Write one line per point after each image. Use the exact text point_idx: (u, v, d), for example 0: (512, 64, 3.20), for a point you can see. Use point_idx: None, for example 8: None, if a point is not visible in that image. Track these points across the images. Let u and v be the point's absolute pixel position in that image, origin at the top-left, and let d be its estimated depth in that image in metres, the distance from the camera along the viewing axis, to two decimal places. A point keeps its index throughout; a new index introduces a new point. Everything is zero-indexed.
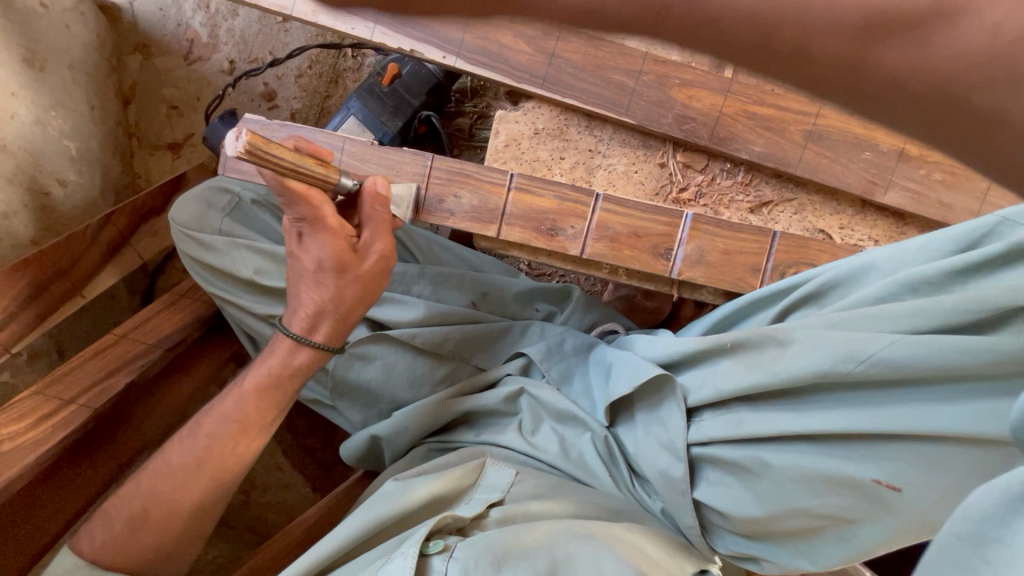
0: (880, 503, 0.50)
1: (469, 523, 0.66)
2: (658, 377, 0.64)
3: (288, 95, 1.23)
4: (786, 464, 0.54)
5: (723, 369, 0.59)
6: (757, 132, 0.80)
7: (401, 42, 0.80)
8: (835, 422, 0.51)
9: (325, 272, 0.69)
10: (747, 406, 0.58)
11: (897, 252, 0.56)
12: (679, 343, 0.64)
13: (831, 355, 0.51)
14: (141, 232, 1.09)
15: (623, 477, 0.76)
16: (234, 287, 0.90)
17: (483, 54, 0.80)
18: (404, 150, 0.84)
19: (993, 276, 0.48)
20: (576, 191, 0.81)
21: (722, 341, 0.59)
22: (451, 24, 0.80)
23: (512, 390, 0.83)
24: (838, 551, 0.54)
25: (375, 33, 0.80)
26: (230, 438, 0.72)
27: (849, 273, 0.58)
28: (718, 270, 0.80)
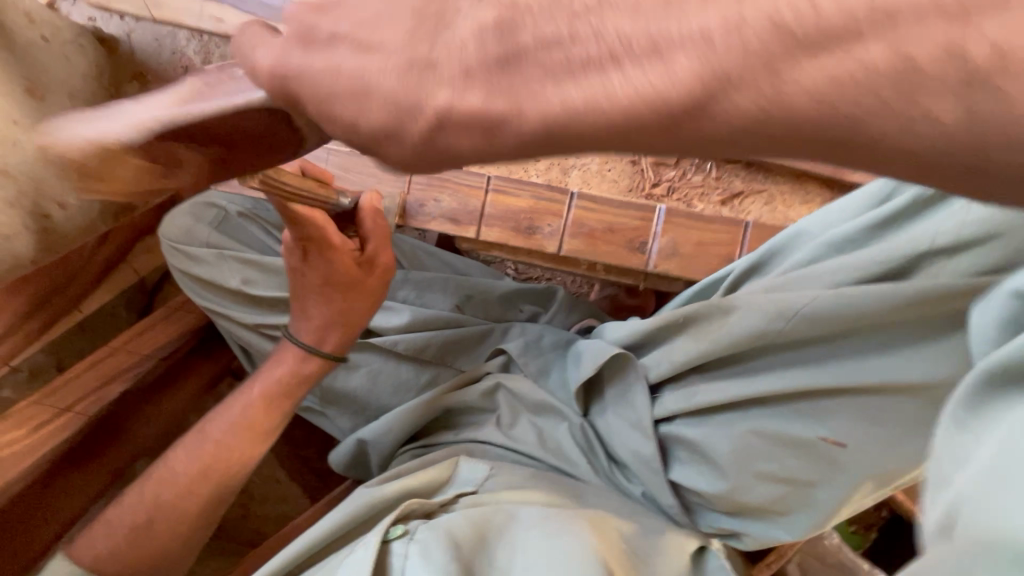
0: (829, 463, 0.51)
1: (436, 509, 0.69)
2: (618, 357, 0.67)
3: None
4: (739, 431, 0.56)
5: (678, 344, 0.63)
6: None
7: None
8: (776, 383, 0.53)
9: (331, 287, 0.73)
10: (701, 375, 0.61)
11: (823, 219, 0.60)
12: (636, 323, 0.67)
13: (764, 317, 0.53)
14: (137, 251, 1.12)
15: (603, 464, 0.77)
16: (221, 297, 0.93)
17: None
18: (386, 158, 0.87)
19: (905, 226, 0.50)
20: (551, 191, 0.84)
21: (673, 316, 0.62)
22: None
23: (488, 385, 0.85)
24: (807, 518, 0.56)
25: None
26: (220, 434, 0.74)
27: (783, 243, 0.63)
28: (693, 261, 0.82)
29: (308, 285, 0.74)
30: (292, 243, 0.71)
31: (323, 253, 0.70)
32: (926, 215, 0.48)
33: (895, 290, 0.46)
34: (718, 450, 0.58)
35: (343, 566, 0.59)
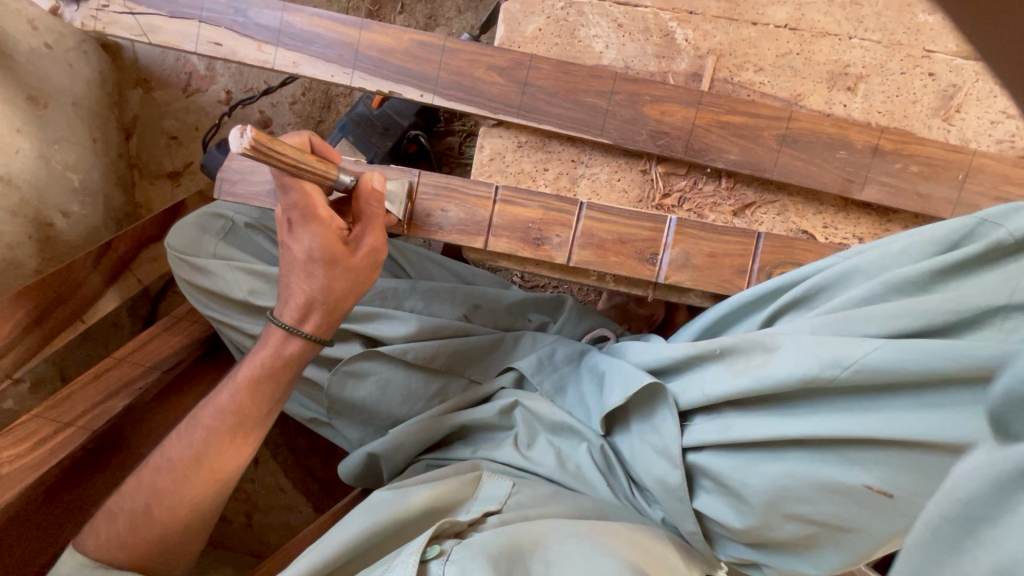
0: (873, 509, 0.53)
1: (466, 528, 0.67)
2: (651, 386, 0.70)
3: (283, 122, 1.27)
4: (775, 469, 0.58)
5: (715, 374, 0.65)
6: (731, 145, 0.81)
7: (379, 84, 0.84)
8: (820, 427, 0.55)
9: (314, 261, 0.70)
10: (736, 411, 0.64)
11: (879, 259, 0.61)
12: (671, 350, 0.71)
13: (822, 362, 0.55)
14: (141, 258, 1.10)
15: (623, 486, 0.79)
16: (228, 307, 0.92)
17: (459, 89, 0.84)
18: (393, 167, 0.86)
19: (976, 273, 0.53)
20: (560, 201, 0.83)
21: (712, 348, 0.66)
22: (427, 63, 0.84)
23: (506, 403, 0.86)
24: (840, 556, 0.58)
25: (354, 78, 0.85)
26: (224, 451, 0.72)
27: (832, 279, 0.64)
28: (705, 273, 0.81)
29: (292, 259, 0.71)
30: (281, 214, 0.71)
31: (308, 221, 0.69)
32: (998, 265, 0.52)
33: (962, 349, 0.47)
34: (752, 487, 0.60)
35: None
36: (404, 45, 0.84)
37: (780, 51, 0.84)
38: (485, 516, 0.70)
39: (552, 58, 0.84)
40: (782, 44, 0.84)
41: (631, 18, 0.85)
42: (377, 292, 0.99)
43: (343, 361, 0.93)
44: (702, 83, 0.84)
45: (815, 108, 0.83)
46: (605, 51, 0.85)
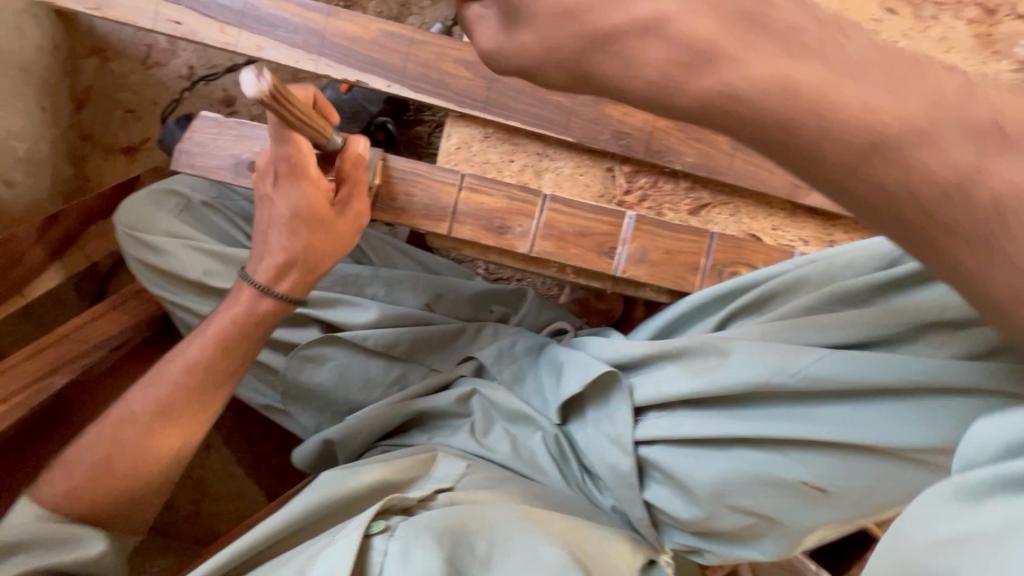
0: (808, 501, 0.58)
1: (416, 504, 0.69)
2: (607, 373, 0.72)
3: (247, 101, 1.24)
4: (721, 463, 0.61)
5: (674, 373, 0.66)
6: (688, 147, 0.85)
7: (345, 71, 0.84)
8: (766, 427, 0.59)
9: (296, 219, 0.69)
10: (689, 409, 0.66)
11: (825, 272, 0.65)
12: (632, 347, 0.73)
13: (769, 370, 0.58)
14: (90, 234, 1.06)
15: (574, 473, 0.82)
16: (181, 289, 0.90)
17: (427, 79, 0.84)
18: None
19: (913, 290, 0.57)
20: (524, 192, 0.85)
21: (668, 348, 0.68)
22: (395, 52, 0.84)
23: (464, 391, 0.89)
24: (776, 544, 0.63)
25: (319, 65, 0.84)
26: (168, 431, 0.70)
27: (780, 288, 0.68)
28: (660, 268, 0.84)
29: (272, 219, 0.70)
30: (269, 161, 0.68)
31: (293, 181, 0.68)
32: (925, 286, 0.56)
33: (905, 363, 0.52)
34: (700, 476, 0.63)
35: (324, 557, 0.58)
36: (372, 32, 0.84)
37: None
38: (437, 493, 0.71)
39: None
40: None
41: None
42: (338, 278, 0.98)
43: (301, 346, 0.93)
44: None
45: None
46: None
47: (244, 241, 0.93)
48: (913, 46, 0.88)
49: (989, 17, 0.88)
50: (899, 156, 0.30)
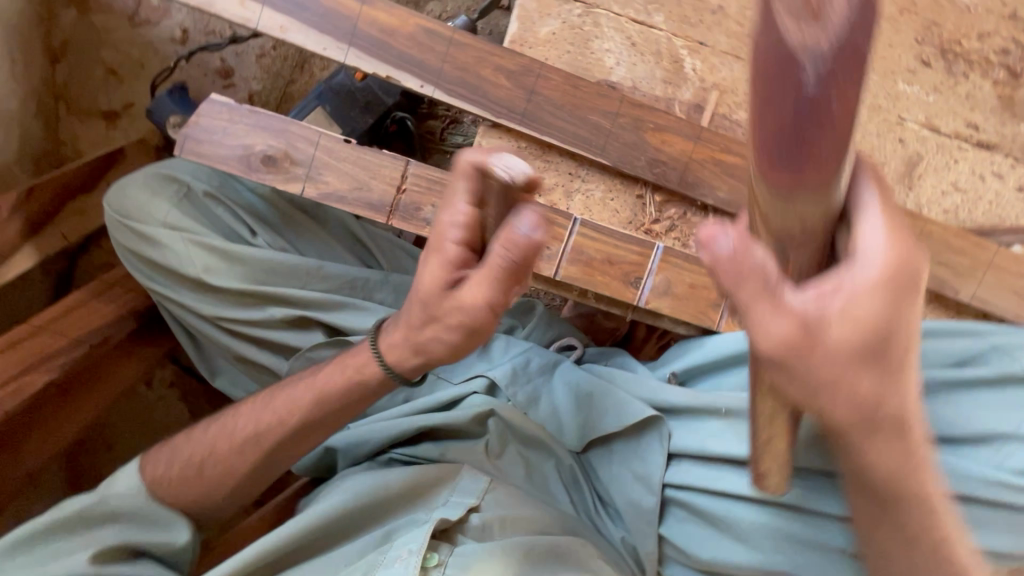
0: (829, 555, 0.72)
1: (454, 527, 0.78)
2: (650, 418, 0.82)
3: (247, 75, 1.15)
4: (765, 524, 0.73)
5: (719, 431, 0.78)
6: (721, 182, 0.82)
7: (375, 66, 0.78)
8: None
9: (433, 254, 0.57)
10: (724, 461, 0.78)
11: None
12: (675, 396, 0.83)
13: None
14: (68, 210, 0.94)
15: (586, 500, 0.87)
16: (176, 283, 0.86)
17: (463, 85, 0.79)
18: (383, 153, 0.81)
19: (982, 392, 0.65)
20: (554, 213, 0.82)
21: (716, 406, 0.79)
22: (430, 52, 0.79)
23: (482, 411, 0.88)
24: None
25: (348, 55, 0.78)
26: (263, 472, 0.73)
27: None
28: (683, 302, 0.83)
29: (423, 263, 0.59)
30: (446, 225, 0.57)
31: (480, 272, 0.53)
32: (994, 391, 0.65)
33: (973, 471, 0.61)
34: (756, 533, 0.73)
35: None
36: (407, 29, 0.78)
37: None
38: (468, 513, 0.79)
39: (562, 69, 0.81)
40: None
41: (644, 38, 0.84)
42: (344, 280, 0.92)
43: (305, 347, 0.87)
44: (703, 117, 0.85)
45: None
46: (615, 69, 0.84)
47: (247, 236, 0.89)
48: (941, 101, 0.90)
49: (1011, 80, 0.91)
50: (857, 446, 0.43)
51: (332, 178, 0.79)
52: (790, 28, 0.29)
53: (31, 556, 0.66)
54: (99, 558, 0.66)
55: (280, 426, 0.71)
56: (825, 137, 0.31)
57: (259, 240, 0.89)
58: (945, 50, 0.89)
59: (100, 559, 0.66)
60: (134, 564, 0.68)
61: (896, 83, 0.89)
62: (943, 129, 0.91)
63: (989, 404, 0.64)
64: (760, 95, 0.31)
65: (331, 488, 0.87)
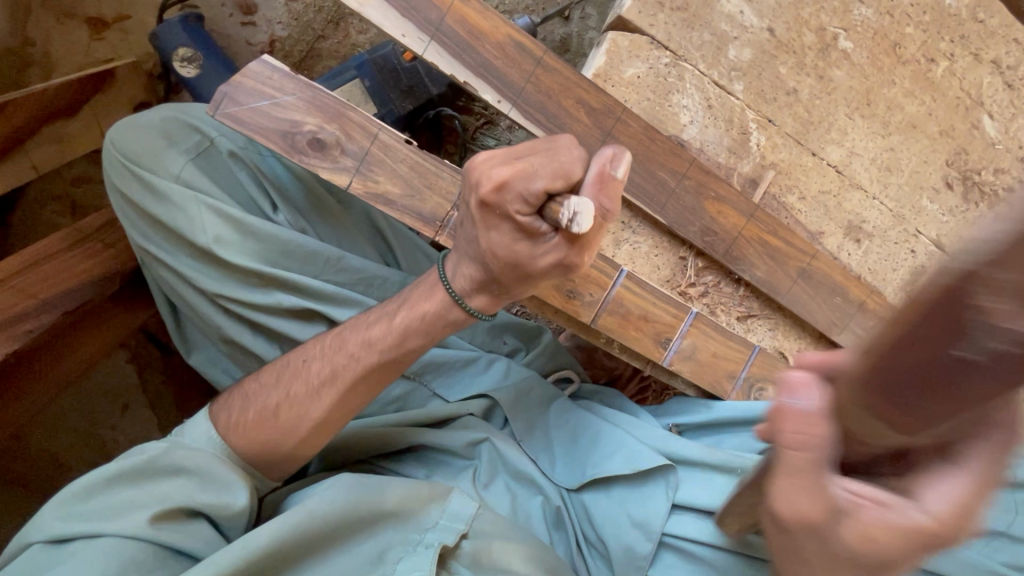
0: None
1: (450, 549, 0.73)
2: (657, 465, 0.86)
3: (271, 16, 1.02)
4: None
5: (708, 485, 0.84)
6: (761, 262, 0.85)
7: (454, 69, 0.72)
8: None
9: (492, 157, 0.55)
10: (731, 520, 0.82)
11: None
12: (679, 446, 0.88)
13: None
14: (42, 136, 0.81)
15: (569, 540, 0.88)
16: (177, 248, 0.78)
17: (541, 113, 0.74)
18: (443, 162, 0.75)
19: None
20: (602, 260, 0.80)
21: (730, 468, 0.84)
22: (515, 70, 0.73)
23: (476, 437, 0.89)
24: None
25: (427, 50, 0.71)
26: (318, 426, 0.70)
27: None
28: (704, 368, 0.85)
29: (482, 162, 0.55)
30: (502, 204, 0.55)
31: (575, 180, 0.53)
32: None
33: (961, 558, 0.68)
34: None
35: None
36: (496, 39, 0.72)
37: (823, 187, 0.90)
38: (461, 538, 0.75)
39: (640, 117, 0.80)
40: (827, 181, 0.90)
41: (721, 103, 0.84)
42: (361, 277, 0.84)
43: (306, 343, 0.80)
44: (756, 193, 0.87)
45: (828, 248, 0.92)
46: (688, 126, 0.83)
47: (268, 211, 0.81)
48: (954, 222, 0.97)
49: None
50: None
51: (384, 179, 0.72)
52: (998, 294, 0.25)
53: (91, 505, 0.64)
54: (158, 519, 0.64)
55: (340, 371, 0.69)
56: (938, 396, 0.30)
57: (280, 218, 0.81)
58: (969, 177, 0.96)
59: (158, 520, 0.64)
60: (191, 527, 0.66)
61: (923, 197, 0.95)
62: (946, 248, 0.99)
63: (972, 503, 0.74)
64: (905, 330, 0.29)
65: (312, 490, 0.75)
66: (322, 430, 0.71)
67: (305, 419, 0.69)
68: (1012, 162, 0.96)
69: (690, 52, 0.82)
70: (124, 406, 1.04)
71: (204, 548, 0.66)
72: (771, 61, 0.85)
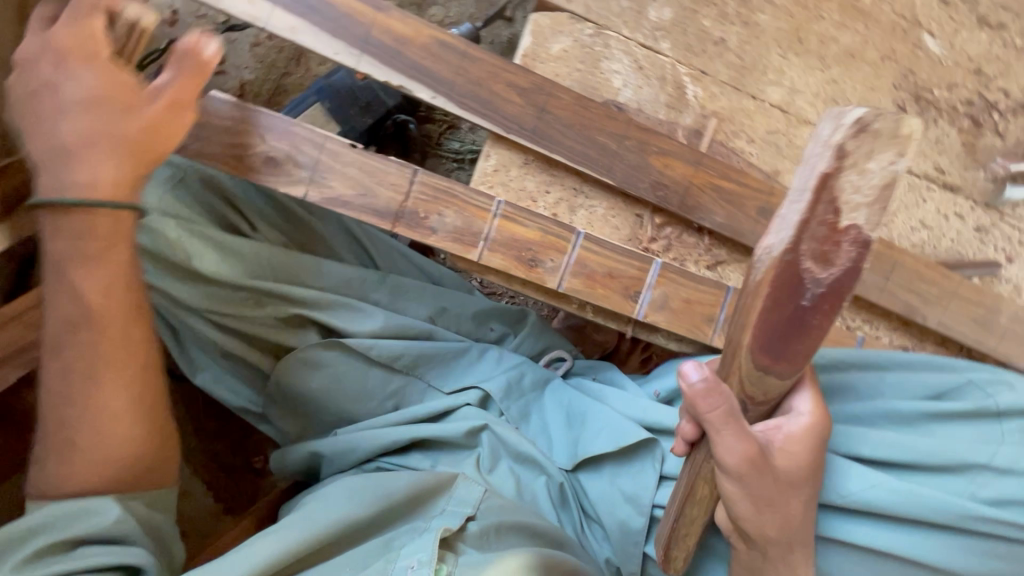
0: None
1: (454, 535, 0.74)
2: (644, 439, 0.87)
3: (239, 63, 1.12)
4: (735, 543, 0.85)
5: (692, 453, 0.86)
6: (719, 207, 0.87)
7: (388, 75, 0.78)
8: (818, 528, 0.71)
9: (186, 107, 0.65)
10: None
11: (874, 386, 0.77)
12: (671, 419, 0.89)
13: (828, 488, 0.70)
14: None
15: (573, 517, 0.90)
16: (166, 273, 0.84)
17: (474, 99, 0.80)
18: (389, 158, 0.79)
19: (948, 422, 0.73)
20: (559, 226, 0.84)
21: None
22: (443, 64, 0.79)
23: (476, 425, 0.90)
24: None
25: (360, 61, 0.77)
26: (117, 419, 0.62)
27: (834, 389, 0.78)
28: (678, 317, 0.87)
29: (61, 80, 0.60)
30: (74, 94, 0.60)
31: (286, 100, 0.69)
32: (957, 423, 0.74)
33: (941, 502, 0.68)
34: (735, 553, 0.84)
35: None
36: (421, 39, 0.78)
37: (769, 127, 0.92)
38: (467, 521, 0.76)
39: (570, 88, 0.83)
40: (772, 122, 0.92)
41: (651, 63, 0.88)
42: (343, 282, 0.92)
43: (300, 348, 0.88)
44: (702, 144, 0.89)
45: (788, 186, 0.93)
46: (622, 89, 0.87)
47: (247, 230, 0.89)
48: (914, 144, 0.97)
49: (974, 129, 0.98)
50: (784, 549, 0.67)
51: (337, 183, 0.77)
52: (810, 267, 0.54)
53: None
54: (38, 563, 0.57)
55: None
56: (802, 340, 0.56)
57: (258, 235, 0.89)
58: (921, 96, 0.96)
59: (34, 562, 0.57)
60: (77, 554, 0.58)
61: None
62: (913, 170, 0.99)
63: (959, 438, 0.72)
64: (775, 302, 0.55)
65: (320, 495, 0.79)
66: (130, 418, 0.63)
67: (98, 413, 0.61)
68: (964, 75, 0.96)
69: (611, 20, 0.87)
70: None
71: (111, 563, 0.58)
72: (692, 17, 0.89)
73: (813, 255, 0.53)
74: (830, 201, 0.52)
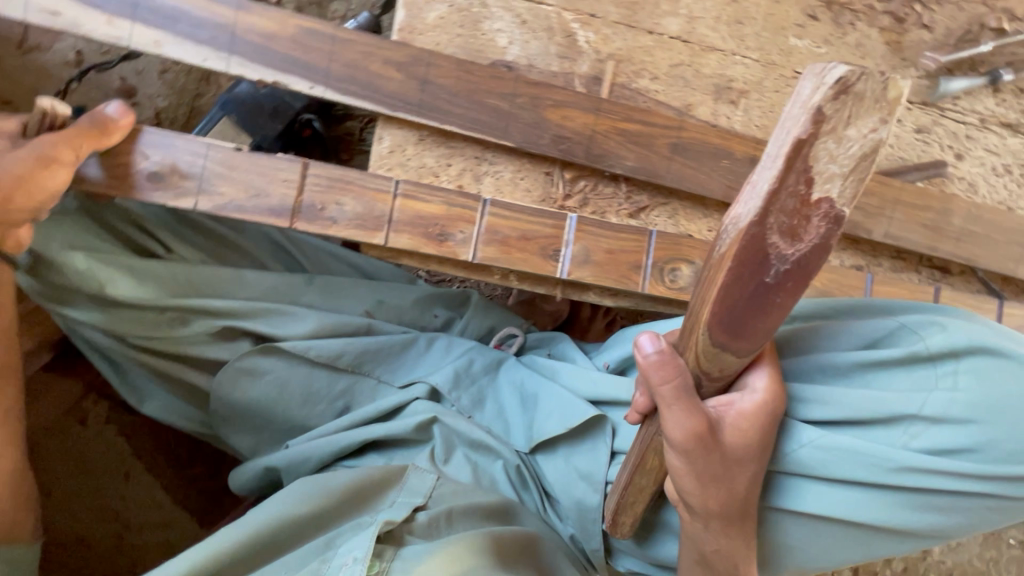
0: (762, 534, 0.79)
1: (399, 526, 0.73)
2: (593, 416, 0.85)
3: (151, 92, 1.12)
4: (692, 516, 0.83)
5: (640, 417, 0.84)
6: (627, 151, 0.84)
7: (260, 72, 0.76)
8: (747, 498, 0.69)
9: (57, 165, 0.65)
10: None
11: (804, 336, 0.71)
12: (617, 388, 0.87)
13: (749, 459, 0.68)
14: None
15: (533, 498, 0.89)
16: (87, 306, 0.84)
17: (353, 82, 0.78)
18: (279, 156, 0.78)
19: (882, 370, 0.67)
20: (463, 197, 0.82)
21: None
22: (316, 52, 0.77)
23: (424, 419, 0.87)
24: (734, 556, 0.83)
25: (230, 63, 0.76)
26: None
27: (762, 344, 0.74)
28: (604, 269, 0.84)
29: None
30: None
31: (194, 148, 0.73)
32: (892, 370, 0.67)
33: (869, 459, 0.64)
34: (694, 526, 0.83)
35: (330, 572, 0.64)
36: (288, 30, 0.77)
37: (671, 61, 0.88)
38: (413, 511, 0.75)
39: (452, 55, 0.81)
40: (674, 54, 0.89)
41: (535, 15, 0.85)
42: (270, 290, 0.92)
43: (234, 359, 0.88)
44: (603, 90, 0.86)
45: (703, 118, 0.89)
46: (508, 47, 0.84)
47: (162, 252, 0.89)
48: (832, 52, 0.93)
49: (897, 26, 0.94)
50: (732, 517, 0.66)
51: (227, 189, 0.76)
52: (776, 241, 0.46)
53: None
54: None
55: None
56: (761, 318, 0.49)
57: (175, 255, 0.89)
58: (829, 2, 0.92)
59: None
60: None
61: (788, 38, 0.92)
62: None
63: (892, 386, 0.66)
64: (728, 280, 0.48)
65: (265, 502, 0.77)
66: None
67: None
68: None
69: None
70: (126, 474, 1.11)
71: None
72: None
73: (780, 228, 0.46)
74: (803, 168, 0.44)
